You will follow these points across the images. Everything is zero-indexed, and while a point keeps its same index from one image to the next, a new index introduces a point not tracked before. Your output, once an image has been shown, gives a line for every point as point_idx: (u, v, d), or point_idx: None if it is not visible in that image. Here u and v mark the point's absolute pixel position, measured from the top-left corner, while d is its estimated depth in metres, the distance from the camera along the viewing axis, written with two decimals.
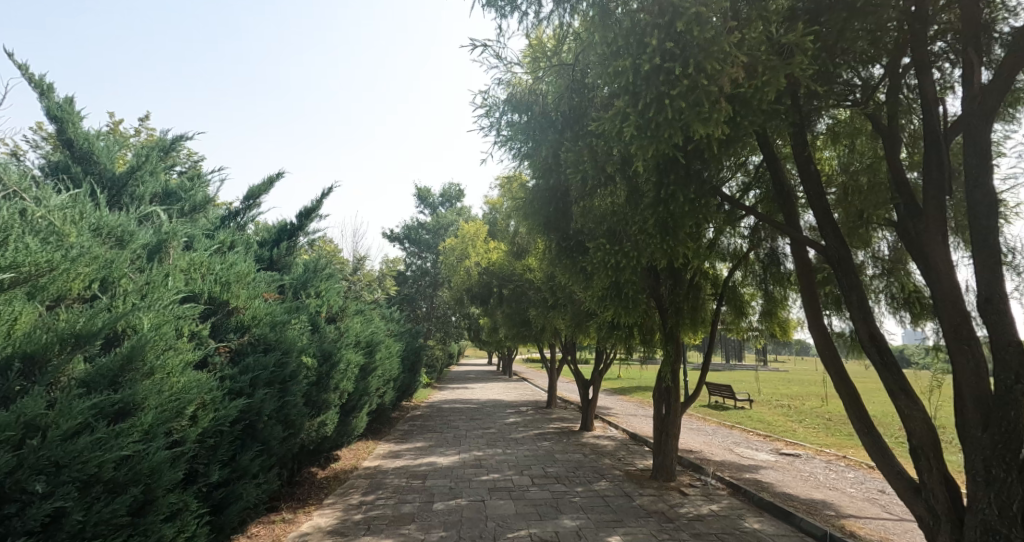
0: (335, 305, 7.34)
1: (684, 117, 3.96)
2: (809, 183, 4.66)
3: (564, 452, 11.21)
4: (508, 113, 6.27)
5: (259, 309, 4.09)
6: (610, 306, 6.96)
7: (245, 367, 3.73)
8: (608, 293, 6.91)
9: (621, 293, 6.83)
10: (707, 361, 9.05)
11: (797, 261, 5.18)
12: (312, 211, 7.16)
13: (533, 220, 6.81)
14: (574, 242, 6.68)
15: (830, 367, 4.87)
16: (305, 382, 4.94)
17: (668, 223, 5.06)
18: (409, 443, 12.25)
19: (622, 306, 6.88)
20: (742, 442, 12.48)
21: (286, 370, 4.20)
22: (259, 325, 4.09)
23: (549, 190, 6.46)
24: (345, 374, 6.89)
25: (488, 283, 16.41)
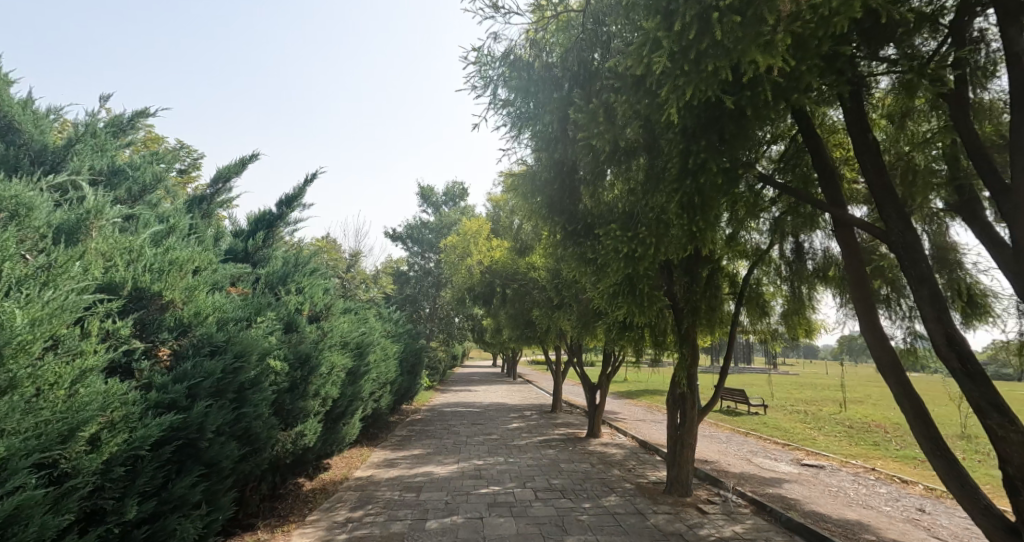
0: (319, 303, 6.70)
1: (739, 46, 3.36)
2: (866, 156, 4.10)
3: (570, 461, 10.52)
4: (510, 85, 5.61)
5: (204, 304, 3.47)
6: (621, 305, 6.30)
7: (181, 374, 3.12)
8: (619, 291, 6.25)
9: (635, 291, 6.17)
10: (727, 363, 8.36)
11: (844, 251, 4.59)
12: (294, 199, 6.53)
13: (537, 208, 6.18)
14: (582, 233, 6.04)
15: (890, 375, 4.29)
16: (271, 389, 4.30)
17: (695, 203, 4.46)
18: (406, 450, 11.58)
19: (636, 304, 6.23)
20: (759, 451, 11.74)
21: (240, 376, 3.55)
22: (204, 323, 3.47)
23: (553, 173, 5.84)
24: (329, 378, 6.25)
25: (491, 282, 15.74)
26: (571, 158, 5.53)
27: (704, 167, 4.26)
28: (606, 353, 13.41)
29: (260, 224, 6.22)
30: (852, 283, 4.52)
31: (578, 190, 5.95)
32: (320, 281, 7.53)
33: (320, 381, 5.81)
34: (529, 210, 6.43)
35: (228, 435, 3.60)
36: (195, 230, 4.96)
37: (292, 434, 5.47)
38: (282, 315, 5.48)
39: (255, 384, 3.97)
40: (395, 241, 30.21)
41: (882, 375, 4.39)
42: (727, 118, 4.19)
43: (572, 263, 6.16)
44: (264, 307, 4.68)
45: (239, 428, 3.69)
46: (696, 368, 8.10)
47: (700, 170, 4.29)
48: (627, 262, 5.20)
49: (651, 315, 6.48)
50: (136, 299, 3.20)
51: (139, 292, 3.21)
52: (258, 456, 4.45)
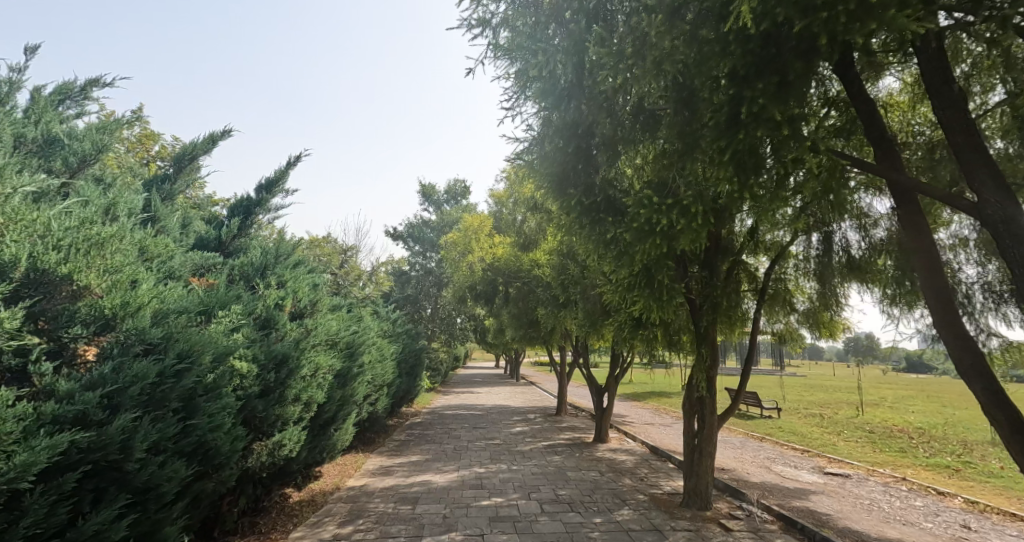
0: (304, 298, 6.11)
1: None
2: (953, 134, 3.85)
3: (577, 469, 9.85)
4: (528, 46, 5.19)
5: (135, 294, 2.90)
6: (636, 295, 5.83)
7: (101, 378, 2.56)
8: (637, 279, 5.82)
9: (654, 278, 5.73)
10: (748, 364, 7.69)
11: (915, 240, 4.33)
12: (274, 184, 5.91)
13: (548, 184, 5.67)
14: (600, 212, 5.55)
15: (975, 380, 4.00)
16: (235, 397, 3.68)
17: (747, 162, 4.17)
18: (403, 457, 10.96)
19: (654, 294, 5.78)
20: (778, 457, 11.08)
21: (184, 382, 2.97)
22: (131, 315, 2.91)
23: (567, 142, 5.33)
24: (313, 381, 5.66)
25: (494, 280, 15.11)
26: (591, 119, 5.07)
27: (759, 120, 3.87)
28: (613, 354, 12.75)
29: (241, 208, 5.72)
30: (924, 261, 4.29)
31: (594, 160, 5.46)
32: (306, 275, 6.93)
33: (301, 384, 5.20)
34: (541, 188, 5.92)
35: (168, 455, 2.98)
36: (154, 215, 4.38)
37: (269, 443, 4.86)
38: (252, 311, 4.86)
39: (212, 390, 3.37)
40: (396, 240, 29.66)
41: (963, 379, 4.10)
42: (788, 58, 3.78)
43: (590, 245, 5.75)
44: (227, 300, 4.08)
45: (186, 444, 3.07)
46: (715, 371, 7.42)
47: (751, 121, 3.89)
48: (659, 236, 4.88)
49: (668, 310, 5.91)
50: (37, 285, 2.66)
51: (39, 278, 2.65)
52: (223, 472, 3.83)
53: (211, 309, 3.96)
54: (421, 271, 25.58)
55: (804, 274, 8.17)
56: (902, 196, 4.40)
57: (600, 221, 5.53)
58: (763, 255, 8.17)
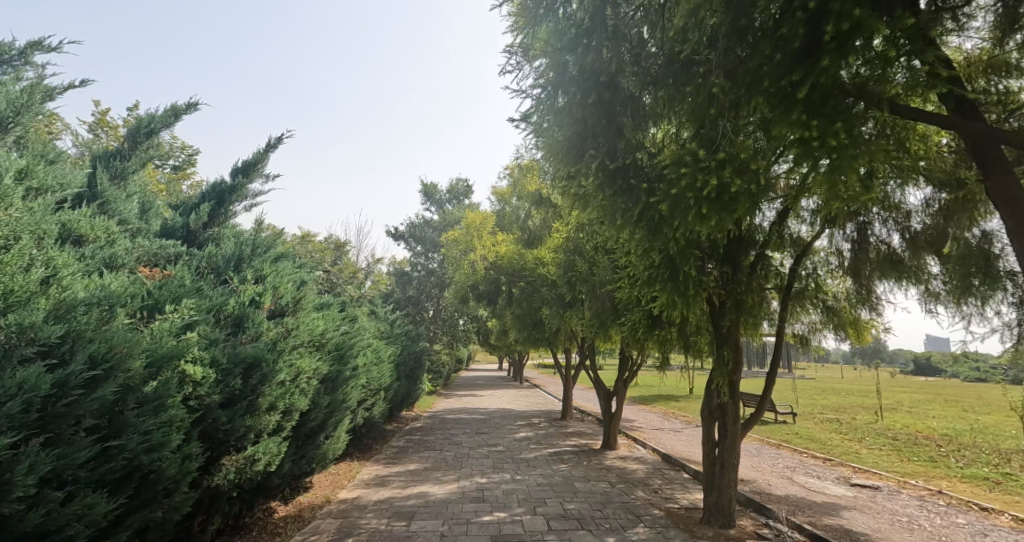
0: (284, 293, 5.50)
1: None
2: None
3: (586, 479, 9.21)
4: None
5: (20, 279, 2.40)
6: (661, 285, 5.51)
7: None
8: (664, 259, 5.55)
9: (679, 260, 5.50)
10: (774, 368, 7.03)
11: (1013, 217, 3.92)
12: (252, 166, 5.30)
13: (566, 147, 5.36)
14: (632, 177, 5.27)
15: None
16: (182, 411, 3.06)
17: (820, 104, 3.89)
18: (401, 465, 10.35)
19: (684, 279, 5.51)
20: (798, 466, 10.43)
21: (94, 393, 2.48)
22: (17, 302, 2.40)
23: (587, 95, 5.05)
24: (295, 386, 5.10)
25: (496, 279, 14.47)
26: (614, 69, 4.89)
27: (847, 48, 3.65)
28: (623, 356, 12.13)
29: (214, 193, 5.07)
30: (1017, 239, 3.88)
31: (617, 118, 5.15)
32: (290, 270, 6.31)
33: (279, 389, 4.57)
34: (557, 156, 5.54)
35: (78, 485, 2.47)
36: (101, 198, 3.80)
37: (243, 456, 4.24)
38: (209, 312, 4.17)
39: (149, 401, 2.83)
40: (397, 240, 29.04)
41: None
42: None
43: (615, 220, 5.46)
44: (179, 294, 3.50)
45: (103, 470, 2.52)
46: (739, 375, 6.80)
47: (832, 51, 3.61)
48: (705, 201, 4.57)
49: (693, 299, 5.55)
50: None
51: None
52: (176, 495, 3.20)
53: (160, 304, 3.40)
54: (422, 271, 24.96)
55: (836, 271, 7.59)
56: (990, 162, 4.05)
57: (630, 190, 5.22)
58: (784, 252, 7.58)
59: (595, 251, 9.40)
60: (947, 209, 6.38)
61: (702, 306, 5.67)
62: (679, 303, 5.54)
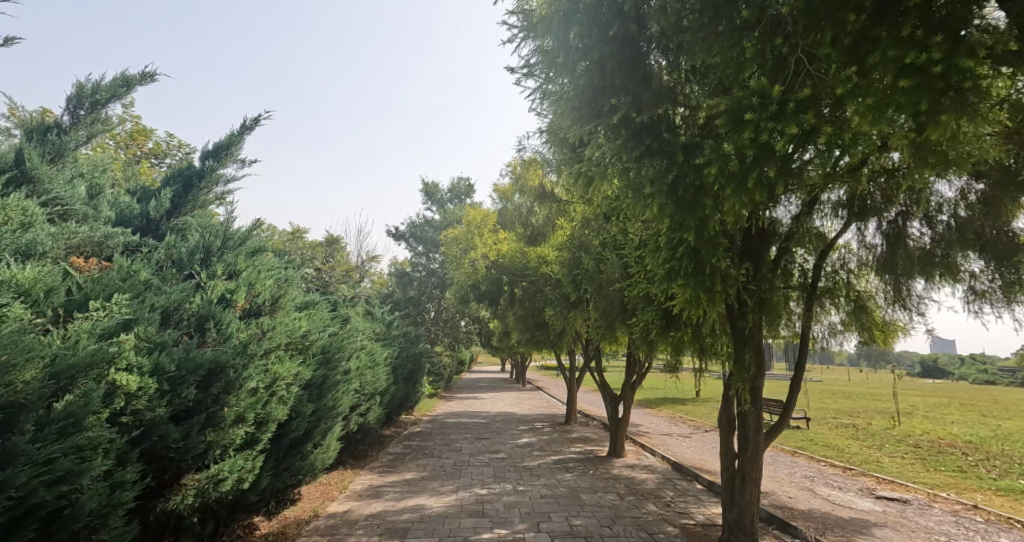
0: (260, 291, 4.94)
1: None
2: None
3: (593, 491, 8.65)
4: None
5: None
6: (684, 279, 5.06)
7: None
8: (688, 249, 5.15)
9: (702, 249, 5.09)
10: (800, 372, 6.44)
11: None
12: (225, 149, 4.74)
13: (585, 98, 5.07)
14: (666, 130, 4.88)
15: None
16: (101, 433, 2.54)
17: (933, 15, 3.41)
18: (397, 474, 9.80)
19: (712, 271, 5.07)
20: (817, 476, 9.84)
21: None
22: None
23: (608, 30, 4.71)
24: (272, 394, 4.61)
25: (497, 279, 13.90)
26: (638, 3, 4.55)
27: None
28: (630, 359, 11.56)
29: (180, 177, 4.53)
30: None
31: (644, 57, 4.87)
32: (271, 266, 5.77)
33: (250, 400, 4.03)
34: (573, 114, 5.18)
35: None
36: (33, 178, 3.27)
37: (205, 475, 3.70)
38: (161, 312, 3.63)
39: (48, 424, 2.32)
40: (396, 240, 28.53)
41: None
42: None
43: (642, 196, 5.08)
44: (115, 290, 2.99)
45: None
46: (761, 380, 6.24)
47: None
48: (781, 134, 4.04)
49: (720, 302, 5.11)
50: None
51: None
52: (106, 531, 2.68)
53: (80, 304, 2.86)
54: (424, 272, 24.42)
55: (863, 270, 7.04)
56: None
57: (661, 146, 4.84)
58: (805, 250, 7.00)
59: (604, 248, 8.85)
60: (989, 199, 5.80)
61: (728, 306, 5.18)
62: (703, 304, 5.07)
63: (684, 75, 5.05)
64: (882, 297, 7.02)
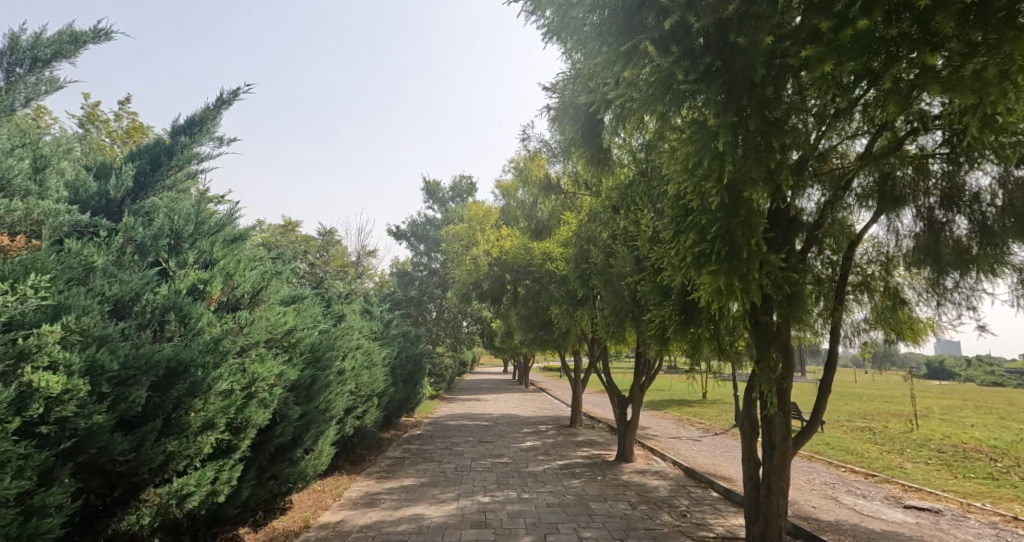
0: (239, 283, 4.46)
1: None
2: None
3: (602, 499, 8.14)
4: None
5: None
6: (715, 264, 4.58)
7: None
8: (720, 231, 4.70)
9: (735, 232, 4.64)
10: (831, 373, 5.93)
11: None
12: (198, 124, 4.23)
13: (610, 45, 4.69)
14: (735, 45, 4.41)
15: None
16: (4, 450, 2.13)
17: None
18: (395, 480, 9.31)
19: (746, 258, 4.59)
20: (838, 483, 9.32)
21: None
22: None
23: None
24: (250, 399, 4.16)
25: (500, 276, 13.40)
26: None
27: None
28: (639, 358, 11.07)
29: (147, 154, 4.05)
30: None
31: None
32: (254, 257, 5.29)
33: (223, 403, 3.57)
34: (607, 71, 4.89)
35: None
36: None
37: (167, 491, 3.24)
38: (113, 303, 3.17)
39: None
40: (398, 240, 28.08)
41: None
42: None
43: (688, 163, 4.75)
44: (37, 269, 2.54)
45: None
46: (789, 381, 5.76)
47: None
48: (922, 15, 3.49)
49: (756, 295, 4.61)
50: None
51: None
52: None
53: None
54: (426, 271, 23.90)
55: (892, 266, 6.45)
56: None
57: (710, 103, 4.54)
58: (831, 245, 6.43)
59: (615, 241, 8.36)
60: None
61: (760, 299, 4.68)
62: (735, 296, 4.59)
63: (712, 40, 4.55)
64: (914, 294, 6.43)
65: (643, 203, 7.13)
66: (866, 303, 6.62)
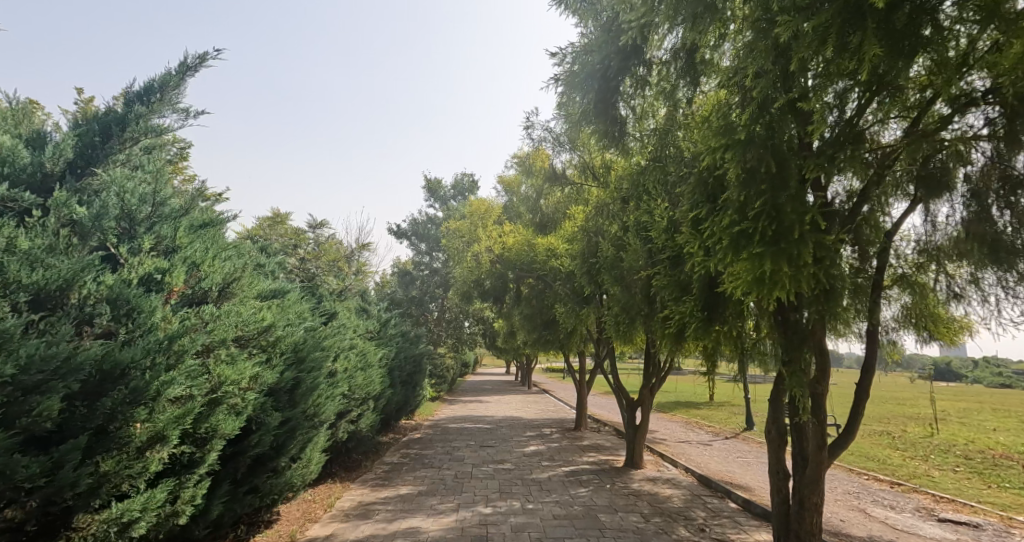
0: (207, 274, 3.93)
1: None
2: None
3: (612, 510, 7.57)
4: None
5: None
6: (759, 246, 4.09)
7: None
8: (765, 206, 4.23)
9: (782, 208, 4.18)
10: (869, 376, 5.36)
11: None
12: (154, 93, 3.71)
13: None
14: None
15: None
16: None
17: None
18: (391, 488, 8.77)
19: (796, 239, 4.10)
20: (863, 493, 8.72)
21: None
22: None
23: None
24: (212, 407, 3.62)
25: (503, 274, 12.70)
26: None
27: None
28: (649, 357, 10.51)
29: (98, 121, 3.55)
30: None
31: None
32: (228, 247, 4.76)
33: (178, 411, 3.05)
34: None
35: None
36: None
37: (106, 518, 2.71)
38: (35, 293, 2.66)
39: None
40: (398, 239, 27.61)
41: None
42: None
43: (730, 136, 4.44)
44: None
45: None
46: (823, 386, 5.20)
47: None
48: None
49: (806, 285, 4.09)
50: None
51: None
52: None
53: None
54: (427, 271, 23.30)
55: (923, 261, 5.80)
56: None
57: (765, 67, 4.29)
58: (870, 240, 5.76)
59: (626, 232, 7.82)
60: None
61: (808, 290, 4.16)
62: (780, 286, 4.07)
63: None
64: (943, 290, 5.79)
65: (659, 191, 6.58)
66: (903, 301, 6.09)
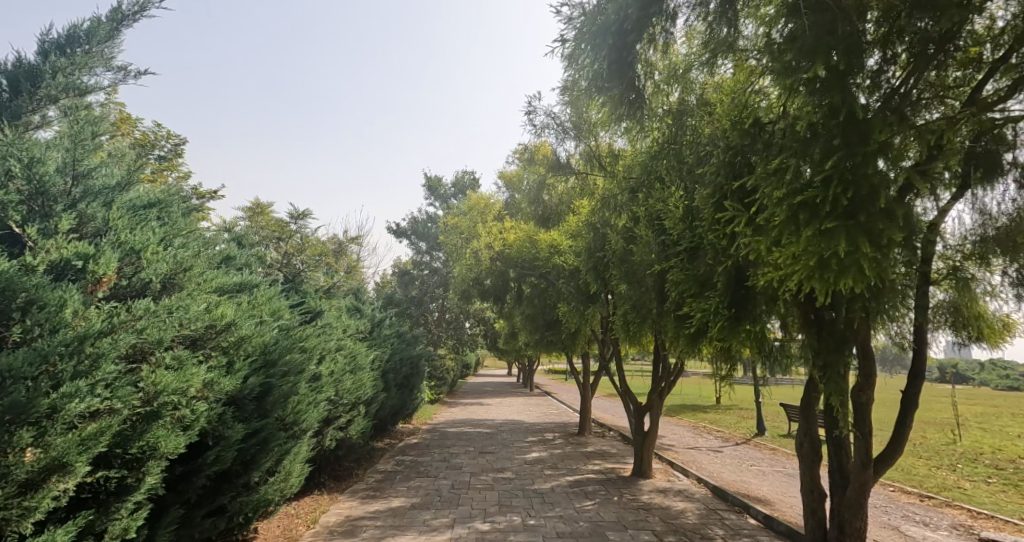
0: (153, 263, 3.29)
1: None
2: None
3: (622, 527, 6.92)
4: None
5: None
6: (830, 221, 3.58)
7: None
8: (836, 167, 3.66)
9: (859, 171, 3.61)
10: (920, 383, 4.73)
11: None
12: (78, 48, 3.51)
13: None
14: None
15: None
16: None
17: None
18: (383, 500, 8.16)
19: (880, 211, 3.59)
20: (893, 508, 8.03)
21: None
22: None
23: None
24: (148, 421, 3.01)
25: (504, 273, 11.95)
26: None
27: None
28: (659, 359, 9.84)
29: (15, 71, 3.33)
30: None
31: None
32: (185, 233, 4.16)
33: (90, 430, 2.46)
34: None
35: None
36: None
37: None
38: None
39: None
40: (398, 239, 27.03)
41: None
42: None
43: (797, 86, 3.92)
44: None
45: None
46: (870, 395, 4.57)
47: None
48: None
49: (884, 272, 3.57)
50: None
51: None
52: None
53: None
54: (427, 271, 22.69)
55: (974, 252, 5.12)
56: None
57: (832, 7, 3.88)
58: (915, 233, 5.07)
59: (636, 222, 7.19)
60: None
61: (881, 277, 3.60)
62: (854, 271, 3.55)
63: None
64: (995, 286, 5.10)
65: (673, 176, 5.96)
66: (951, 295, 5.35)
